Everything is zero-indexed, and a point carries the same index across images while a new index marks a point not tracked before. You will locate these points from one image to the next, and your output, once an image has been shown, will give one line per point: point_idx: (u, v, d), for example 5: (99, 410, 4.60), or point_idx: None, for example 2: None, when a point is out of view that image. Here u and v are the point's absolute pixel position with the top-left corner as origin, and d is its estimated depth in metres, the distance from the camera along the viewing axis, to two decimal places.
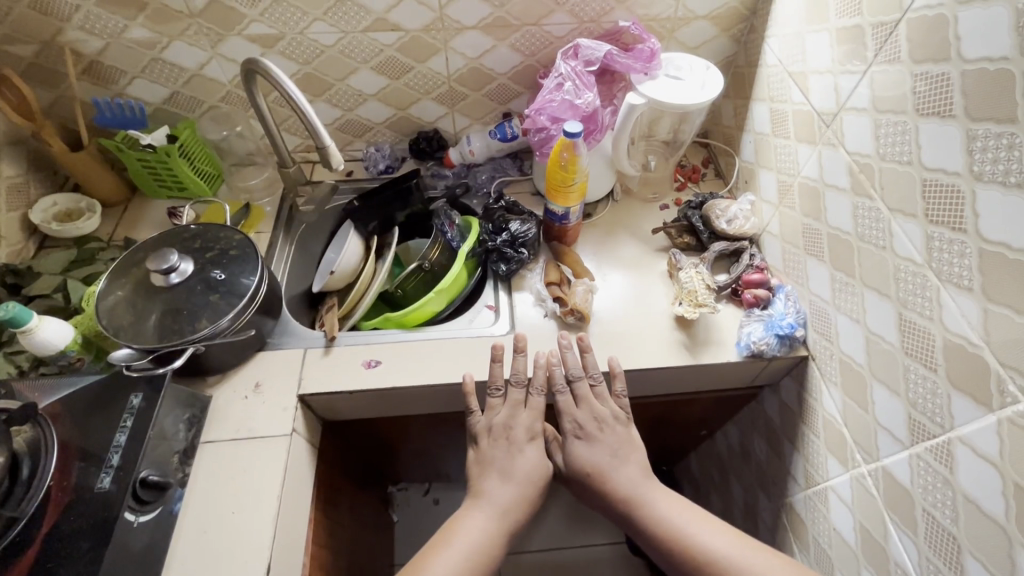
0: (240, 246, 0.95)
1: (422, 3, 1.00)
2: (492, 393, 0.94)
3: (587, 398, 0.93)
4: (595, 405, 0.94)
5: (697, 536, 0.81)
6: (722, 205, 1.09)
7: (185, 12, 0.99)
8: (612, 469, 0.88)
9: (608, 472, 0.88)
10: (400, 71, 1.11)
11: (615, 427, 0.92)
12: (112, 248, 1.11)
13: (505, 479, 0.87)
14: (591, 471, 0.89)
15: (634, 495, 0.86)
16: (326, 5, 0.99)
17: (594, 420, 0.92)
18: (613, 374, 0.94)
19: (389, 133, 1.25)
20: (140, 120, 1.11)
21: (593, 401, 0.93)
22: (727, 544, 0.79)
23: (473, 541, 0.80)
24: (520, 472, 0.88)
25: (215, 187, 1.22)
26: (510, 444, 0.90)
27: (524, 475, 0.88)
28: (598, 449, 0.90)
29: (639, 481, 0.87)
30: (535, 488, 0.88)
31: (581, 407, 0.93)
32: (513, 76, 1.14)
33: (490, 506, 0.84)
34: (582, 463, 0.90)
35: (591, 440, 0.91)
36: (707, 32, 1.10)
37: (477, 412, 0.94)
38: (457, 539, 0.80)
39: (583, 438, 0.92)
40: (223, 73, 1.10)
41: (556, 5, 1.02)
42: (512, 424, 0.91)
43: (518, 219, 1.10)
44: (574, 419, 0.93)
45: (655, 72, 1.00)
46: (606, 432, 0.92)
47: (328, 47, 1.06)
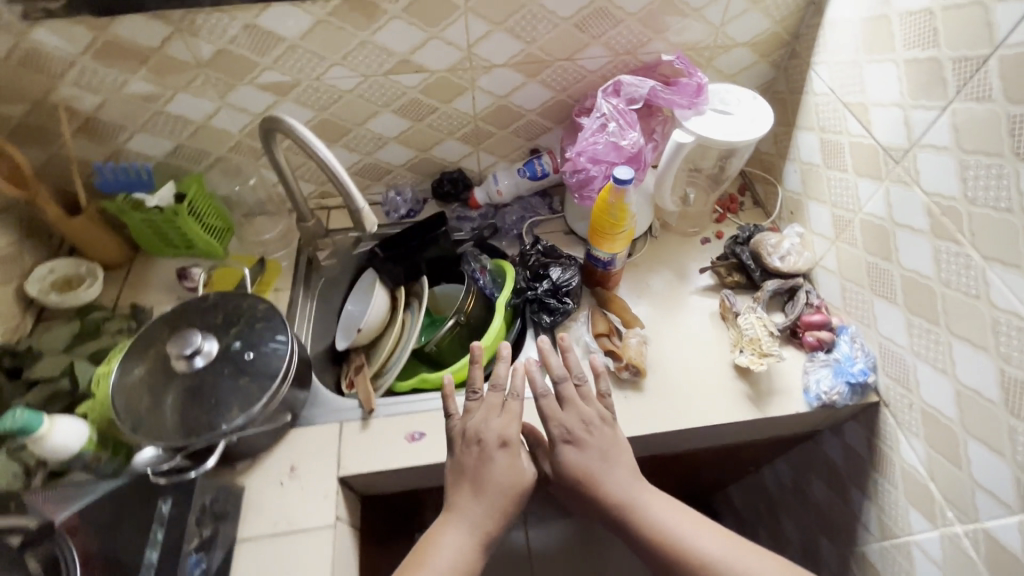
0: (265, 316, 0.87)
1: (449, 43, 0.93)
2: (470, 396, 0.85)
3: (573, 402, 0.84)
4: (581, 406, 0.84)
5: (689, 543, 0.76)
6: (773, 240, 1.03)
7: (191, 63, 0.91)
8: (606, 477, 0.79)
9: (602, 482, 0.79)
10: (422, 113, 1.04)
11: (604, 429, 0.83)
12: (118, 317, 1.02)
13: (475, 492, 0.77)
14: (584, 482, 0.79)
15: (627, 503, 0.78)
16: (346, 49, 0.91)
17: (581, 422, 0.83)
18: (597, 373, 0.86)
19: (409, 175, 1.18)
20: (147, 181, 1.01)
21: (579, 403, 0.84)
22: (720, 550, 0.75)
23: (445, 561, 0.72)
24: (496, 484, 0.77)
25: (227, 243, 1.13)
26: (481, 450, 0.79)
27: (501, 486, 0.77)
28: (588, 454, 0.81)
29: (632, 485, 0.79)
30: (506, 499, 0.77)
31: (566, 409, 0.83)
32: (543, 112, 1.08)
33: (468, 525, 0.75)
34: (573, 472, 0.80)
35: (581, 445, 0.81)
36: (746, 59, 1.04)
37: (455, 416, 0.84)
38: (436, 566, 0.72)
39: (573, 443, 0.81)
40: (232, 123, 1.02)
41: (592, 39, 0.95)
42: (485, 427, 0.81)
43: (558, 266, 1.04)
44: (560, 422, 0.82)
45: (701, 106, 0.94)
46: (595, 434, 0.82)
47: (346, 92, 0.98)
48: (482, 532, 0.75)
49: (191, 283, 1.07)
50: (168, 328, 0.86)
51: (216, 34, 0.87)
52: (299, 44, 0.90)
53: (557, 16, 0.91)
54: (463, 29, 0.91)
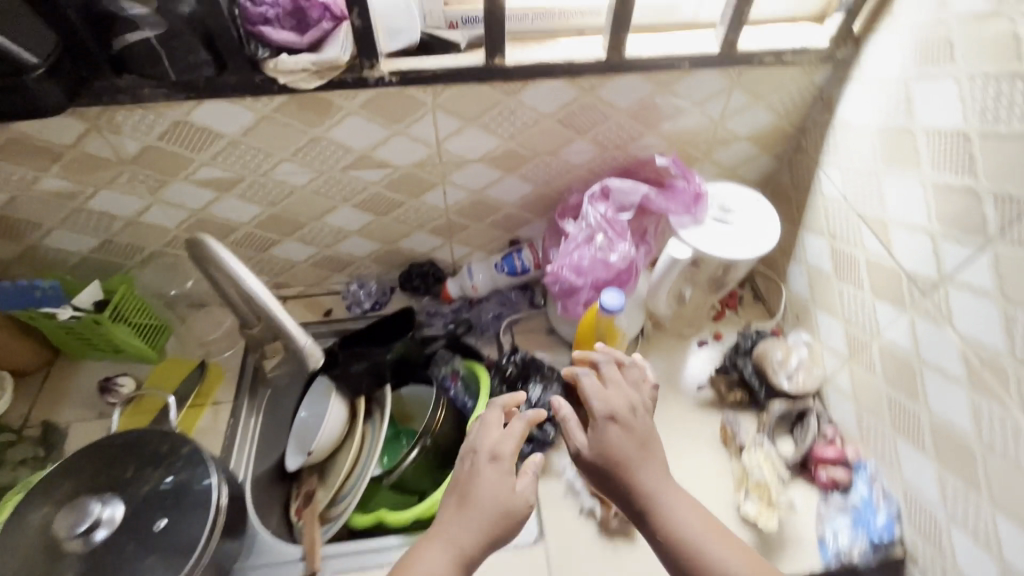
0: (186, 465, 0.73)
1: (416, 139, 0.81)
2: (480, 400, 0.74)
3: (614, 381, 0.74)
4: (624, 386, 0.74)
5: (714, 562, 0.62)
6: (779, 354, 0.92)
7: (115, 160, 0.78)
8: (638, 465, 0.68)
9: (632, 474, 0.67)
10: (387, 207, 0.92)
11: (647, 418, 0.72)
12: (24, 442, 0.88)
13: (460, 508, 0.64)
14: (610, 469, 0.68)
15: (653, 500, 0.66)
16: (296, 145, 0.80)
17: (629, 405, 0.72)
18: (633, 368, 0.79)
19: (374, 266, 1.06)
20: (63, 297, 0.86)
21: (625, 385, 0.74)
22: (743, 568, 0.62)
23: None
24: (484, 500, 0.63)
25: (163, 344, 0.99)
26: (474, 461, 0.67)
27: (495, 501, 0.64)
28: (631, 438, 0.69)
29: (662, 481, 0.68)
30: (495, 520, 0.63)
31: (610, 387, 0.74)
32: (523, 205, 0.96)
33: (452, 544, 0.62)
34: (598, 454, 0.69)
35: (625, 426, 0.70)
36: (747, 152, 0.94)
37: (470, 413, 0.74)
38: None
39: (616, 422, 0.70)
40: (167, 219, 0.89)
41: (577, 134, 0.85)
42: (481, 434, 0.70)
43: (537, 381, 0.94)
44: (603, 399, 0.72)
45: (700, 215, 0.83)
46: (641, 420, 0.71)
47: (299, 188, 0.86)
48: (461, 555, 0.61)
49: (117, 395, 0.93)
50: (69, 485, 0.72)
51: (141, 131, 0.75)
52: (241, 140, 0.78)
53: (539, 112, 0.81)
54: (431, 125, 0.80)
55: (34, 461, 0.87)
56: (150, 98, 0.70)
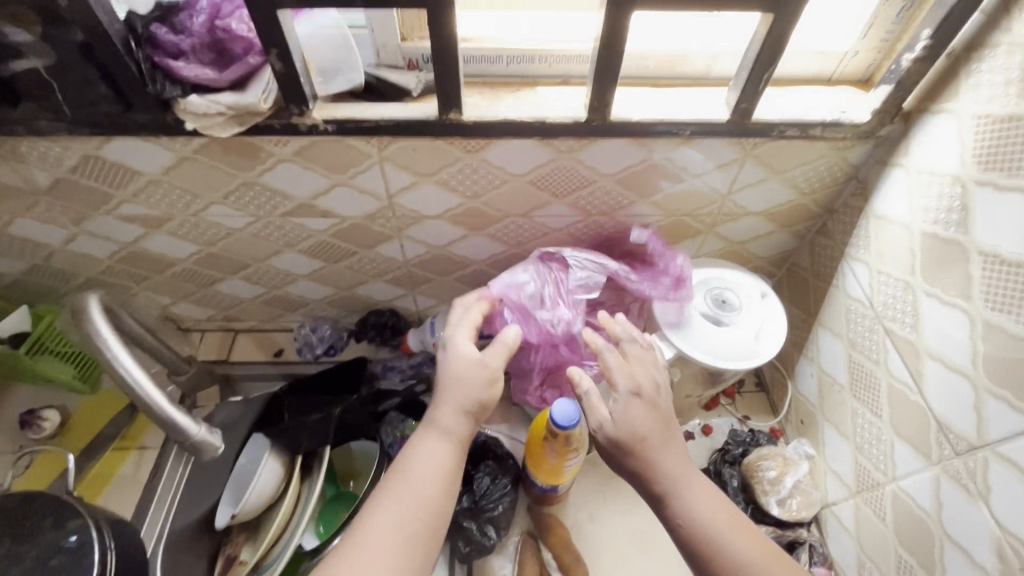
0: (67, 546, 0.65)
1: (363, 191, 0.70)
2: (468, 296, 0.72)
3: (638, 356, 0.64)
4: (643, 362, 0.63)
5: (730, 551, 0.54)
6: (772, 471, 0.77)
7: (27, 189, 0.70)
8: (657, 444, 0.58)
9: (650, 454, 0.58)
10: (337, 255, 0.82)
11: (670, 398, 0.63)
12: None
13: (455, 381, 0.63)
14: (625, 446, 0.58)
15: (670, 481, 0.57)
16: (226, 189, 0.70)
17: (651, 382, 0.62)
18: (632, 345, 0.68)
19: (330, 309, 0.96)
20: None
21: (650, 361, 0.64)
22: (764, 558, 0.54)
23: (419, 469, 0.58)
24: (468, 367, 0.63)
25: (94, 376, 0.90)
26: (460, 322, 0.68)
27: (474, 376, 0.63)
28: (649, 414, 0.59)
29: (683, 462, 0.58)
30: (479, 390, 0.62)
31: (630, 362, 0.63)
32: (493, 263, 0.85)
33: (448, 429, 0.61)
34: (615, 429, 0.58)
35: (648, 402, 0.60)
36: (761, 229, 0.80)
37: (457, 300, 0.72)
38: (410, 476, 0.58)
39: (638, 396, 0.60)
40: (97, 249, 0.81)
41: (554, 197, 0.72)
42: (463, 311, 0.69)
43: (486, 471, 0.78)
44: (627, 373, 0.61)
45: (686, 304, 0.71)
46: (665, 397, 0.62)
47: (235, 231, 0.77)
48: (460, 435, 0.61)
49: (37, 432, 0.86)
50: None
51: (49, 163, 0.66)
52: (162, 179, 0.68)
53: (507, 172, 0.68)
54: (379, 178, 0.68)
55: None
56: (50, 132, 0.61)
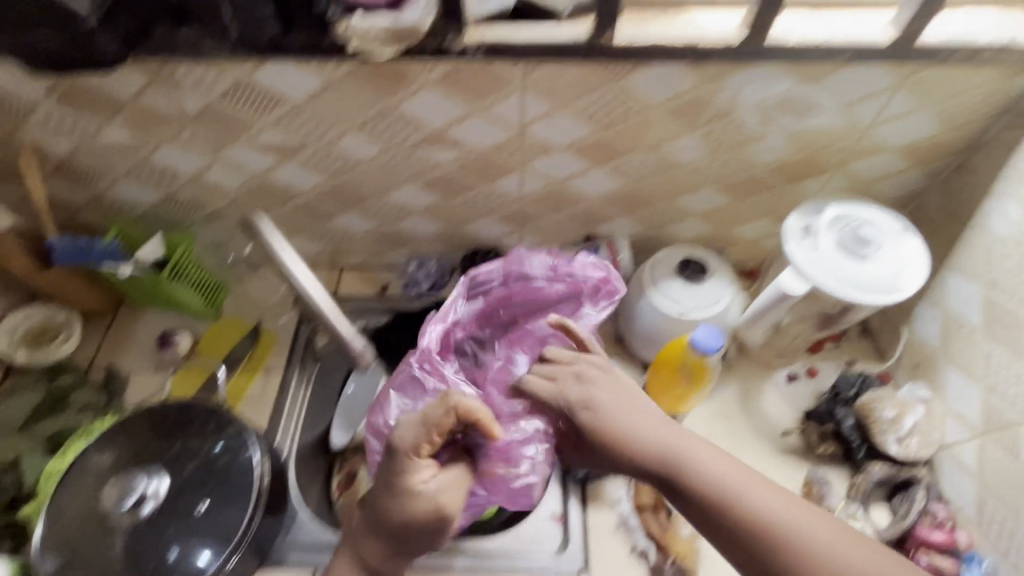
0: (230, 451, 0.71)
1: (497, 120, 0.71)
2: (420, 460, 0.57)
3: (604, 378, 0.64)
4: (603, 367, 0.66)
5: (758, 512, 0.53)
6: (890, 411, 0.78)
7: (175, 116, 0.73)
8: (645, 435, 0.60)
9: (685, 462, 0.57)
10: (456, 189, 0.83)
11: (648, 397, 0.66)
12: (87, 388, 0.89)
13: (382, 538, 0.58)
14: (618, 440, 0.60)
15: (673, 461, 0.57)
16: (365, 116, 0.71)
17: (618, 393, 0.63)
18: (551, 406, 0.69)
19: (435, 246, 0.98)
20: (125, 251, 0.86)
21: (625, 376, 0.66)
22: (796, 514, 0.53)
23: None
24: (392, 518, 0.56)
25: (221, 301, 0.96)
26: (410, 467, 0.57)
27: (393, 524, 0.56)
28: (619, 407, 0.62)
29: (676, 439, 0.59)
30: (423, 538, 0.57)
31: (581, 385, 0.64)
32: (608, 200, 0.85)
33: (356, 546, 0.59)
34: (600, 430, 0.61)
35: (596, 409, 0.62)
36: (895, 166, 0.77)
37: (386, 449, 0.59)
38: None
39: (590, 408, 0.63)
40: (228, 179, 0.84)
41: (686, 127, 0.71)
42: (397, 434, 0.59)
43: None
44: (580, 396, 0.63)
45: (813, 226, 0.71)
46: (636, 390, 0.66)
47: (363, 161, 0.78)
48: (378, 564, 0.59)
49: (175, 351, 0.92)
50: (110, 457, 0.72)
51: (202, 89, 0.68)
52: (305, 106, 0.70)
53: (646, 101, 0.68)
54: (517, 106, 0.69)
55: (95, 408, 0.87)
56: (211, 54, 0.63)
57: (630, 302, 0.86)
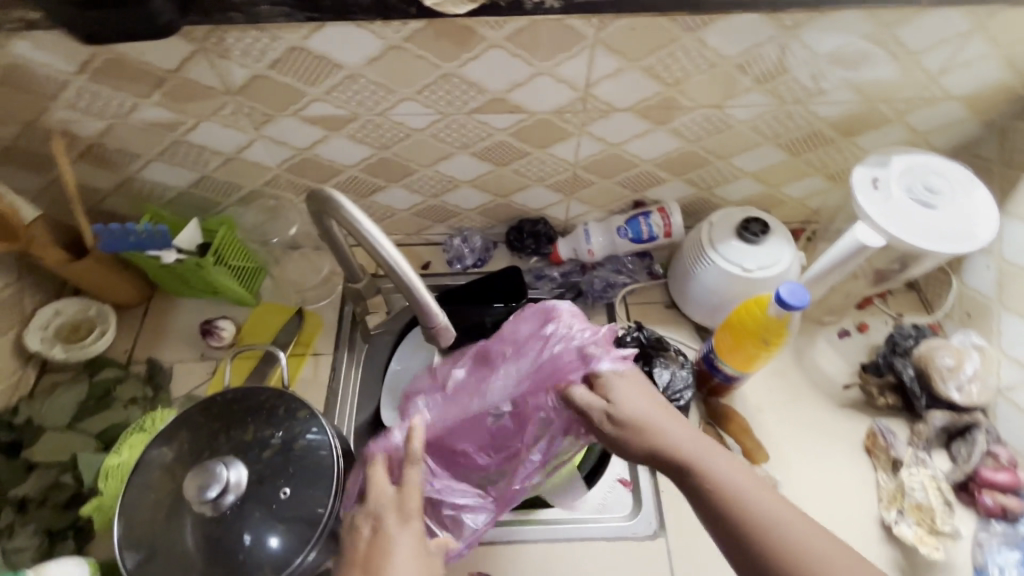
0: (302, 434, 0.69)
1: (562, 81, 0.68)
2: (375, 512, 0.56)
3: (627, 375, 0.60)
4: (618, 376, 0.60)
5: (765, 517, 0.50)
6: (950, 360, 0.79)
7: (220, 89, 0.69)
8: (666, 423, 0.56)
9: (692, 460, 0.54)
10: (509, 157, 0.81)
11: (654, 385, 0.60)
12: (132, 381, 0.86)
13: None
14: (633, 426, 0.56)
15: (696, 454, 0.53)
16: (423, 82, 0.68)
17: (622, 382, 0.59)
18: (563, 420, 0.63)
19: (479, 220, 0.95)
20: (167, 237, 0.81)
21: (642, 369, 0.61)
22: (793, 520, 0.49)
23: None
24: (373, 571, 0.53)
25: (259, 284, 0.93)
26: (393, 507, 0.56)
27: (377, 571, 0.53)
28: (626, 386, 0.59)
29: (701, 437, 0.55)
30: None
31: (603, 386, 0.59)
32: (663, 164, 0.83)
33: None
34: (621, 411, 0.57)
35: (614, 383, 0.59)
36: (953, 116, 0.77)
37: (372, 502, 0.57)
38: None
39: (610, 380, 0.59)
40: (269, 156, 0.80)
41: (752, 82, 0.70)
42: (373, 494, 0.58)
43: (663, 365, 0.82)
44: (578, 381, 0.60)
45: (880, 180, 0.71)
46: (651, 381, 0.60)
47: (416, 131, 0.75)
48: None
49: (219, 340, 0.89)
50: (173, 450, 0.70)
51: (251, 57, 0.65)
52: (361, 73, 0.67)
53: (717, 55, 0.66)
54: (585, 64, 0.66)
55: (142, 401, 0.85)
56: (268, 18, 0.59)
57: (688, 267, 0.86)
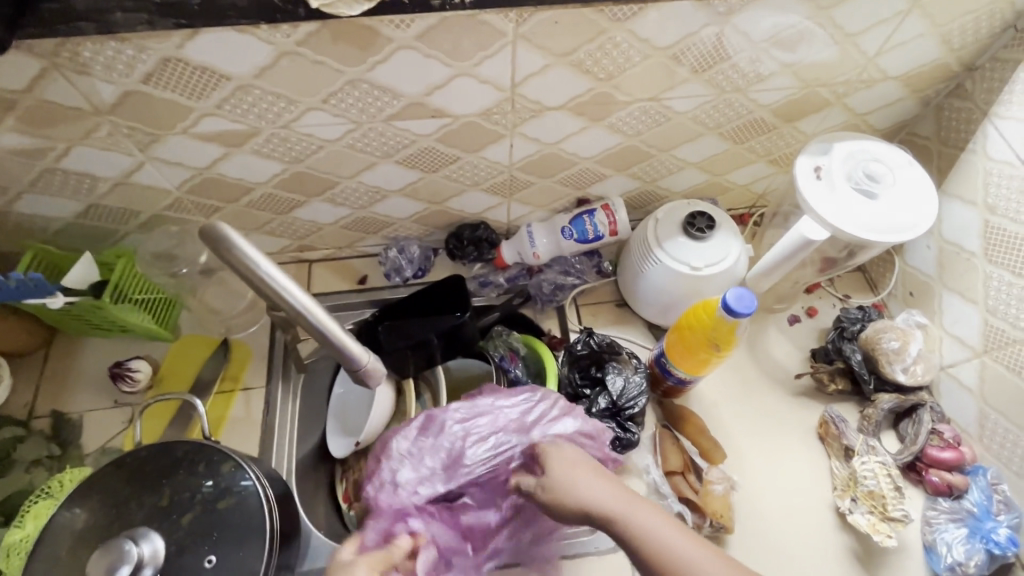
0: (227, 492, 0.63)
1: (485, 81, 0.62)
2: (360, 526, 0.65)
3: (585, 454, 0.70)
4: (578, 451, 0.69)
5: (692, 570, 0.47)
6: (896, 342, 0.79)
7: (89, 109, 0.59)
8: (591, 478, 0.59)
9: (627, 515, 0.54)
10: (438, 164, 0.74)
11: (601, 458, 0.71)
12: (34, 440, 0.77)
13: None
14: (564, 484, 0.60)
15: (614, 505, 0.55)
16: (329, 89, 0.60)
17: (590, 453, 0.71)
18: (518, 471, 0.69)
19: (415, 228, 0.89)
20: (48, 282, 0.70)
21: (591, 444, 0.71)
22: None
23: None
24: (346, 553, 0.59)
25: (175, 319, 0.84)
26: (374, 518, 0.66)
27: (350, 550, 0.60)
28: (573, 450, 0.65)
29: (626, 492, 0.57)
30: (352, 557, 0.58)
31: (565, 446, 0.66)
32: (603, 160, 0.78)
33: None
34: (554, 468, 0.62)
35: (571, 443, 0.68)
36: (891, 95, 0.75)
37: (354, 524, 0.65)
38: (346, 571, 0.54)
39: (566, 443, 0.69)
40: (165, 179, 0.71)
41: (689, 72, 0.66)
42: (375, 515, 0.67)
43: (616, 371, 0.79)
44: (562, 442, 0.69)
45: (823, 168, 0.69)
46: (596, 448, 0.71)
47: (330, 143, 0.68)
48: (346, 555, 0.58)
49: (133, 384, 0.80)
50: (78, 523, 0.62)
51: (118, 72, 0.55)
52: (254, 84, 0.58)
53: (650, 46, 0.62)
54: (508, 62, 0.60)
55: (49, 461, 0.76)
56: (126, 27, 0.50)
57: (637, 266, 0.83)
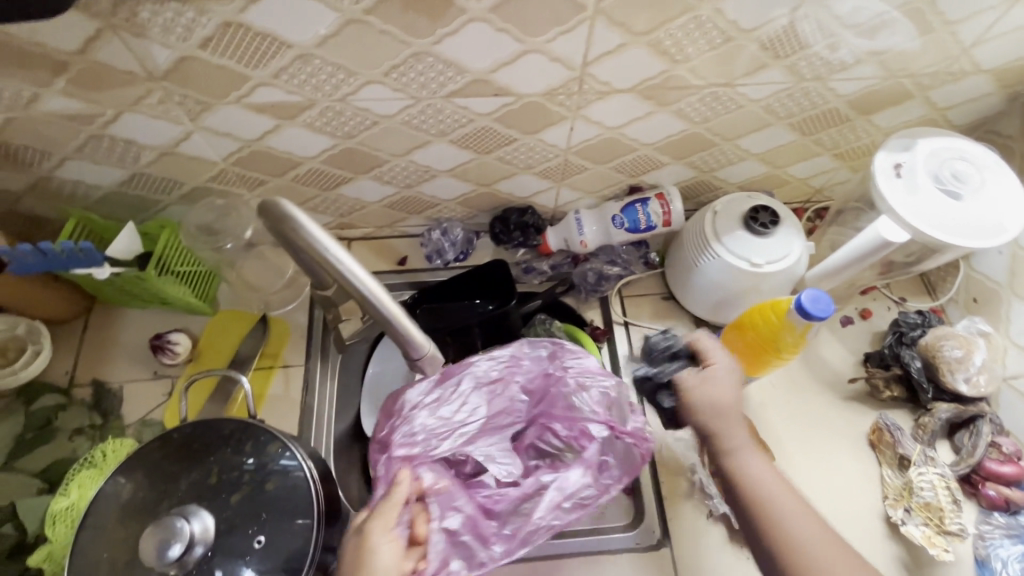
0: (273, 471, 0.62)
1: (555, 59, 0.59)
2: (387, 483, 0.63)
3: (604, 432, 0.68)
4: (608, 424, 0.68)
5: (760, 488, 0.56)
6: (958, 350, 0.76)
7: (142, 74, 0.57)
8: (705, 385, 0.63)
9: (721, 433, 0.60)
10: (493, 144, 0.71)
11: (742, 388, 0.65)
12: (75, 408, 0.77)
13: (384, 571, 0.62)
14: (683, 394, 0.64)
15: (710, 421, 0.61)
16: (393, 62, 0.57)
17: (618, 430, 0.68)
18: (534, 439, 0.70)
19: (459, 210, 0.86)
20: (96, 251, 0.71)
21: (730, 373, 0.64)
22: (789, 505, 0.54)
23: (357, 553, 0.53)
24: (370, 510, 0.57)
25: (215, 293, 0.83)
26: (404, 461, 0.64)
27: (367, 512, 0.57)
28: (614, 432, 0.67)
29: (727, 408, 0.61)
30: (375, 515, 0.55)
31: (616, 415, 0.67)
32: (664, 147, 0.75)
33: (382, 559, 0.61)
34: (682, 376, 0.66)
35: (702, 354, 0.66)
36: (979, 89, 0.70)
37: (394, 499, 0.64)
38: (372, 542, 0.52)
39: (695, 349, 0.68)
40: (213, 149, 0.68)
41: (770, 57, 0.62)
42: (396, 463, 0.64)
43: None
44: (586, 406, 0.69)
45: (903, 167, 0.65)
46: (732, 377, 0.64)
47: (385, 118, 0.65)
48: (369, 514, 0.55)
49: (173, 356, 0.79)
50: (122, 496, 0.62)
51: (175, 35, 0.53)
52: (314, 53, 0.55)
53: (734, 28, 0.58)
54: (583, 40, 0.57)
55: (91, 431, 0.76)
56: None
57: (690, 260, 0.80)
